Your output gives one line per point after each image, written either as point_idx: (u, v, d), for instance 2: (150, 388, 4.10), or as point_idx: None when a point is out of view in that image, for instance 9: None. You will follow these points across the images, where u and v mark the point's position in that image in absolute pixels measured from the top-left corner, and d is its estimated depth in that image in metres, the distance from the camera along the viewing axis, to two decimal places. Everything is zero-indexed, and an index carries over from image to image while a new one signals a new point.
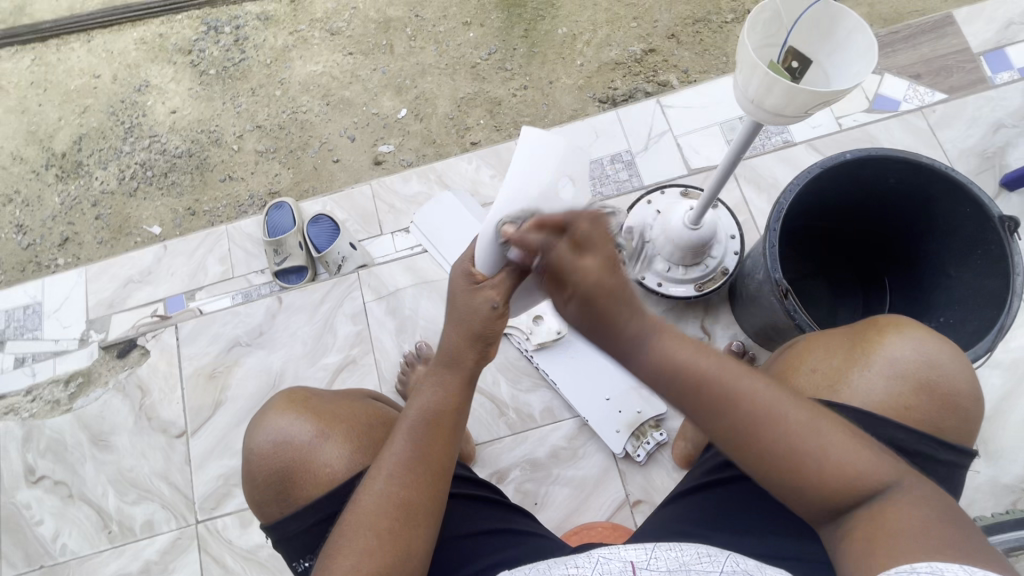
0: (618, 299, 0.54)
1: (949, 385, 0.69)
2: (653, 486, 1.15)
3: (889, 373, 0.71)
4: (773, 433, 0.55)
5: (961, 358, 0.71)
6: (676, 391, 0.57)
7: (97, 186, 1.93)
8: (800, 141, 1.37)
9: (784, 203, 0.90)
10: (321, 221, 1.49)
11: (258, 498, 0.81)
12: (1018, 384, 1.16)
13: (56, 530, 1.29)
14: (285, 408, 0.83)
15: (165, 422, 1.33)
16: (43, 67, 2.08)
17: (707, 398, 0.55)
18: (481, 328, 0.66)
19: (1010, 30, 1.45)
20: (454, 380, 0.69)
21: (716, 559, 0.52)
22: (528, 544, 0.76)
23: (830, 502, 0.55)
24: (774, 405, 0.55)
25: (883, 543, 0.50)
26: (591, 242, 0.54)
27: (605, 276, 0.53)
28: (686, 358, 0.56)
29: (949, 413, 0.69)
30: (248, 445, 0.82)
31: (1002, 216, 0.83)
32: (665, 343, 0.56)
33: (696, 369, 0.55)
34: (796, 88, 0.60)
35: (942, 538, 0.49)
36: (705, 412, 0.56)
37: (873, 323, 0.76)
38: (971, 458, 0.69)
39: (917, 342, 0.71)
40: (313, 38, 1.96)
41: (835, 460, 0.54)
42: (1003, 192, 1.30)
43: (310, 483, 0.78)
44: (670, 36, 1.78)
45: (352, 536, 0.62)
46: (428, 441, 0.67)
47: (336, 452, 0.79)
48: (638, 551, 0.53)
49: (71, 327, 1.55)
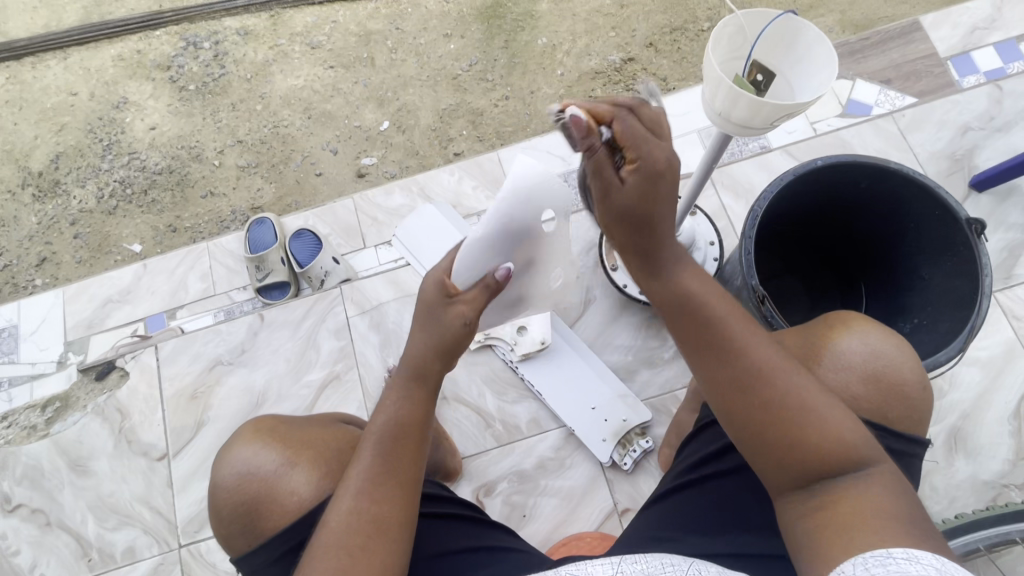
0: (659, 209, 0.59)
1: (895, 373, 0.71)
2: (640, 493, 1.15)
3: (839, 366, 0.72)
4: (771, 382, 0.58)
5: (904, 348, 0.73)
6: (680, 329, 0.62)
7: (75, 204, 1.91)
8: (777, 147, 1.40)
9: (759, 210, 0.91)
10: (303, 236, 1.48)
11: (224, 530, 0.80)
12: (994, 381, 1.18)
13: (34, 559, 1.26)
14: (250, 438, 0.82)
15: (146, 445, 1.31)
16: (18, 85, 2.06)
17: (714, 339, 0.60)
18: (451, 345, 0.68)
19: (975, 34, 1.49)
20: (420, 392, 0.69)
21: (679, 567, 0.56)
22: (504, 560, 0.75)
23: (802, 474, 0.57)
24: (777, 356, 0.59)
25: (847, 537, 0.53)
26: (657, 133, 0.59)
27: (646, 185, 0.58)
28: (706, 291, 0.61)
29: (898, 402, 0.70)
30: (214, 476, 0.81)
31: (969, 218, 0.85)
32: (690, 276, 0.62)
33: (707, 305, 0.61)
34: (760, 100, 0.61)
35: (893, 526, 0.52)
36: (709, 357, 0.60)
37: (823, 319, 0.77)
38: (923, 446, 0.71)
39: (863, 335, 0.73)
40: (293, 52, 1.96)
41: (829, 426, 0.57)
42: (973, 193, 1.33)
43: (275, 514, 0.77)
44: (648, 45, 1.80)
45: (323, 559, 0.60)
46: (395, 457, 0.66)
47: (302, 478, 0.78)
48: (605, 566, 0.57)
49: (49, 350, 1.52)
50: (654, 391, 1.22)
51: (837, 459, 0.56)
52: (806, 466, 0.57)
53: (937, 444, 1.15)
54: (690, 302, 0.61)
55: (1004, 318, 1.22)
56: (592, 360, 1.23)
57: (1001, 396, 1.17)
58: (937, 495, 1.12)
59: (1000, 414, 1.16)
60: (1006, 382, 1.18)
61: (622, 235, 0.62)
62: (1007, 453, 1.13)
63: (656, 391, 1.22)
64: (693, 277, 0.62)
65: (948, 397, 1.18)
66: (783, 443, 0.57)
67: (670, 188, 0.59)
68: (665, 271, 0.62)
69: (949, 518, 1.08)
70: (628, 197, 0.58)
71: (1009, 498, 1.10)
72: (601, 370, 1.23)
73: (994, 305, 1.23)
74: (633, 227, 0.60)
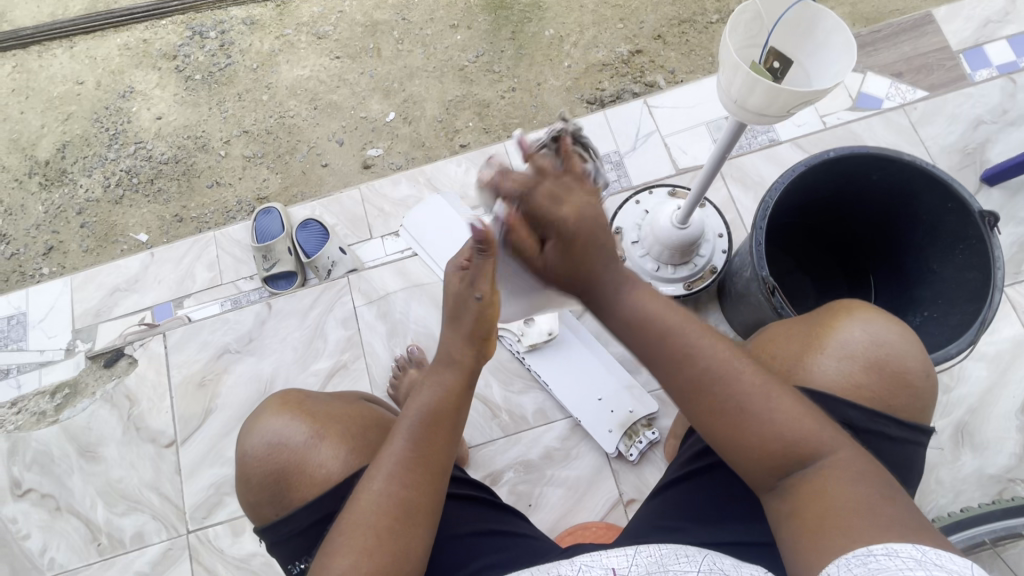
0: (588, 264, 0.60)
1: (899, 362, 0.71)
2: (646, 484, 1.16)
3: (841, 354, 0.72)
4: (725, 387, 0.57)
5: (909, 336, 0.73)
6: (637, 346, 0.60)
7: (81, 193, 1.91)
8: (785, 141, 1.39)
9: (771, 201, 0.91)
10: (310, 226, 1.48)
11: (253, 499, 0.81)
12: (1002, 376, 1.18)
13: (44, 544, 1.27)
14: (279, 410, 0.83)
15: (154, 432, 1.32)
16: (24, 74, 2.06)
17: (667, 350, 0.58)
18: (477, 324, 0.67)
19: (987, 28, 1.47)
20: (453, 378, 0.69)
21: (693, 559, 0.57)
22: (516, 544, 0.76)
23: (771, 469, 0.57)
24: (730, 359, 0.57)
25: (833, 530, 0.52)
26: (563, 198, 0.57)
27: (565, 253, 0.59)
28: (663, 310, 0.59)
29: (901, 391, 0.70)
30: (243, 446, 0.82)
31: (982, 211, 0.85)
32: (635, 294, 0.60)
33: (657, 319, 0.59)
34: (778, 87, 0.60)
35: (881, 519, 0.50)
36: (663, 367, 0.59)
37: (827, 309, 0.77)
38: (927, 435, 0.71)
39: (867, 323, 0.73)
40: (300, 42, 1.95)
41: (774, 426, 0.56)
42: (984, 187, 1.32)
43: (305, 485, 0.77)
44: (656, 37, 1.79)
45: (349, 536, 0.62)
46: (426, 440, 0.66)
47: (330, 452, 0.79)
48: (619, 559, 0.57)
49: (57, 337, 1.53)
50: None
51: (797, 450, 0.56)
52: (772, 459, 0.56)
53: (943, 438, 1.15)
54: (639, 321, 0.60)
55: (1013, 313, 1.22)
56: (600, 351, 1.23)
57: (1009, 391, 1.17)
58: (943, 488, 1.12)
59: (1007, 409, 1.16)
60: (1013, 377, 1.18)
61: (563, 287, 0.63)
62: (1013, 447, 1.13)
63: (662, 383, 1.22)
64: (642, 298, 0.60)
65: (955, 391, 1.18)
66: (751, 441, 0.56)
67: (595, 240, 0.59)
68: (613, 300, 0.60)
69: (954, 512, 1.08)
70: (560, 268, 0.60)
71: (1015, 493, 1.10)
72: (607, 361, 1.23)
73: (1003, 300, 1.23)
74: (571, 282, 0.61)
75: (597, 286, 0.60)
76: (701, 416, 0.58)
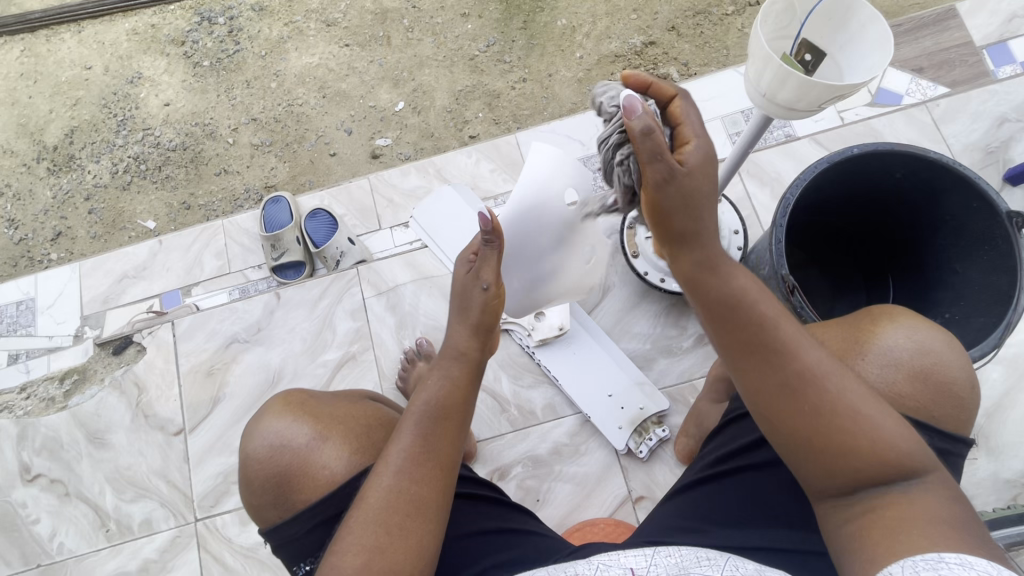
0: (709, 198, 0.61)
1: (944, 371, 0.69)
2: (655, 482, 1.15)
3: (884, 362, 0.70)
4: (830, 386, 0.56)
5: (954, 344, 0.71)
6: (734, 325, 0.59)
7: (90, 179, 1.90)
8: (804, 136, 1.36)
9: (791, 199, 0.90)
10: (318, 216, 1.47)
11: (257, 502, 0.80)
12: (1020, 379, 1.16)
13: (53, 529, 1.28)
14: (281, 411, 0.83)
15: (163, 420, 1.32)
16: (33, 58, 2.04)
17: (772, 339, 0.58)
18: (478, 316, 0.72)
19: (1013, 23, 1.43)
20: (460, 372, 0.71)
21: (715, 561, 0.56)
22: (528, 544, 0.75)
23: (854, 479, 0.56)
24: (830, 364, 0.57)
25: (900, 536, 0.51)
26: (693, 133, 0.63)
27: (704, 167, 0.61)
28: (766, 297, 0.60)
29: (947, 401, 0.69)
30: (246, 449, 0.81)
31: (1009, 212, 0.83)
32: (743, 274, 0.61)
33: (763, 310, 0.59)
34: (812, 81, 0.58)
35: (952, 532, 0.50)
36: (766, 354, 0.58)
37: (867, 313, 0.75)
38: (968, 446, 0.69)
39: (911, 329, 0.71)
40: (309, 29, 1.93)
41: (875, 435, 0.55)
42: (1006, 187, 1.29)
43: (308, 487, 0.77)
44: (670, 29, 1.76)
45: (359, 532, 0.61)
46: (435, 432, 0.67)
47: (334, 453, 0.78)
48: (638, 559, 0.57)
49: (66, 323, 1.53)
50: (672, 380, 1.21)
51: (889, 467, 0.54)
52: (860, 471, 0.55)
53: None
54: (742, 300, 0.59)
55: None
56: (611, 348, 1.22)
57: None
58: None
59: None
60: None
61: (671, 217, 0.61)
62: None
63: (673, 380, 1.21)
64: (747, 277, 0.61)
65: None
66: (844, 445, 0.55)
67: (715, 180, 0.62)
68: (721, 269, 0.61)
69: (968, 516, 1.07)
70: (686, 187, 0.60)
71: None
72: (618, 357, 1.22)
73: None
74: (681, 209, 0.60)
75: (705, 236, 0.61)
76: (797, 410, 0.57)
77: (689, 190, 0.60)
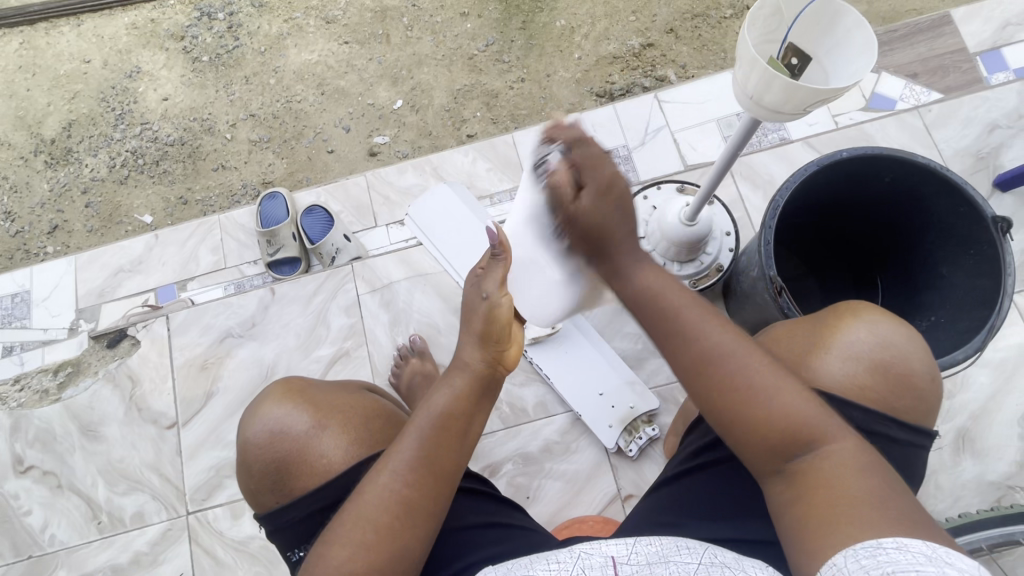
0: (613, 229, 0.63)
1: (903, 364, 0.70)
2: (644, 480, 1.16)
3: (846, 356, 0.71)
4: (729, 367, 0.57)
5: (917, 339, 0.72)
6: (645, 318, 0.62)
7: (87, 173, 1.91)
8: (797, 139, 1.38)
9: (780, 201, 0.90)
10: (315, 212, 1.49)
11: (254, 487, 0.81)
12: (1006, 383, 1.18)
13: (45, 520, 1.28)
14: (282, 398, 0.84)
15: (156, 413, 1.32)
16: (31, 51, 2.04)
17: (673, 327, 0.60)
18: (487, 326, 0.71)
19: (1006, 30, 1.45)
20: (467, 386, 0.70)
21: (694, 552, 0.57)
22: (516, 537, 0.77)
23: (774, 451, 0.56)
24: (732, 343, 0.58)
25: (843, 521, 0.50)
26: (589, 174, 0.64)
27: (600, 205, 0.63)
28: (670, 289, 0.62)
29: (905, 394, 0.70)
30: (245, 434, 0.82)
31: (994, 217, 0.84)
32: (649, 270, 0.63)
33: (666, 300, 0.61)
34: (796, 84, 0.59)
35: (891, 516, 0.49)
36: (668, 345, 0.60)
37: (833, 310, 0.76)
38: (930, 438, 0.70)
39: (873, 324, 0.72)
40: (309, 26, 1.94)
41: (778, 408, 0.56)
42: (996, 192, 1.31)
43: (306, 475, 0.78)
44: (669, 31, 1.77)
45: (348, 527, 0.62)
46: (437, 443, 0.66)
47: (332, 443, 0.79)
48: (619, 547, 0.57)
49: (60, 316, 1.53)
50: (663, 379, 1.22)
51: (800, 437, 0.55)
52: (771, 443, 0.56)
53: (944, 442, 1.15)
54: (645, 297, 0.62)
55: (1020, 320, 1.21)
56: (604, 348, 1.23)
57: (1012, 398, 1.17)
58: (942, 493, 1.12)
59: (1009, 416, 1.15)
60: (1017, 385, 1.17)
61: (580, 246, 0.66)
62: (1013, 455, 1.13)
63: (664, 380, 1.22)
64: (648, 272, 0.63)
65: (958, 397, 1.17)
66: (753, 421, 0.56)
67: (621, 205, 0.63)
68: (625, 272, 0.64)
69: (953, 518, 1.08)
70: (586, 223, 0.63)
71: (1014, 500, 1.10)
72: (610, 357, 1.22)
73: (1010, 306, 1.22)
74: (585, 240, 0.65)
75: (610, 250, 0.64)
76: (704, 390, 0.58)
77: (586, 225, 0.64)
